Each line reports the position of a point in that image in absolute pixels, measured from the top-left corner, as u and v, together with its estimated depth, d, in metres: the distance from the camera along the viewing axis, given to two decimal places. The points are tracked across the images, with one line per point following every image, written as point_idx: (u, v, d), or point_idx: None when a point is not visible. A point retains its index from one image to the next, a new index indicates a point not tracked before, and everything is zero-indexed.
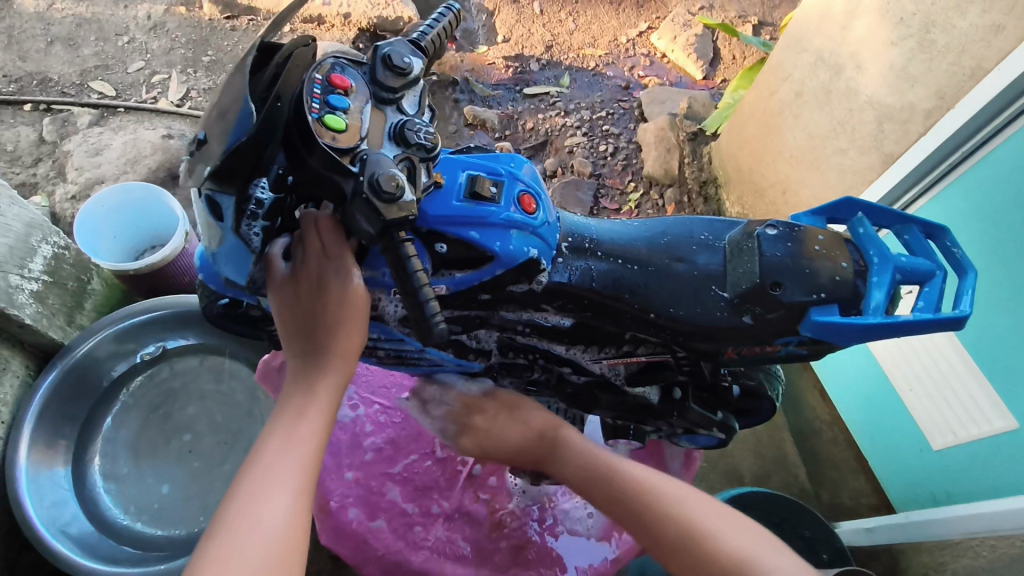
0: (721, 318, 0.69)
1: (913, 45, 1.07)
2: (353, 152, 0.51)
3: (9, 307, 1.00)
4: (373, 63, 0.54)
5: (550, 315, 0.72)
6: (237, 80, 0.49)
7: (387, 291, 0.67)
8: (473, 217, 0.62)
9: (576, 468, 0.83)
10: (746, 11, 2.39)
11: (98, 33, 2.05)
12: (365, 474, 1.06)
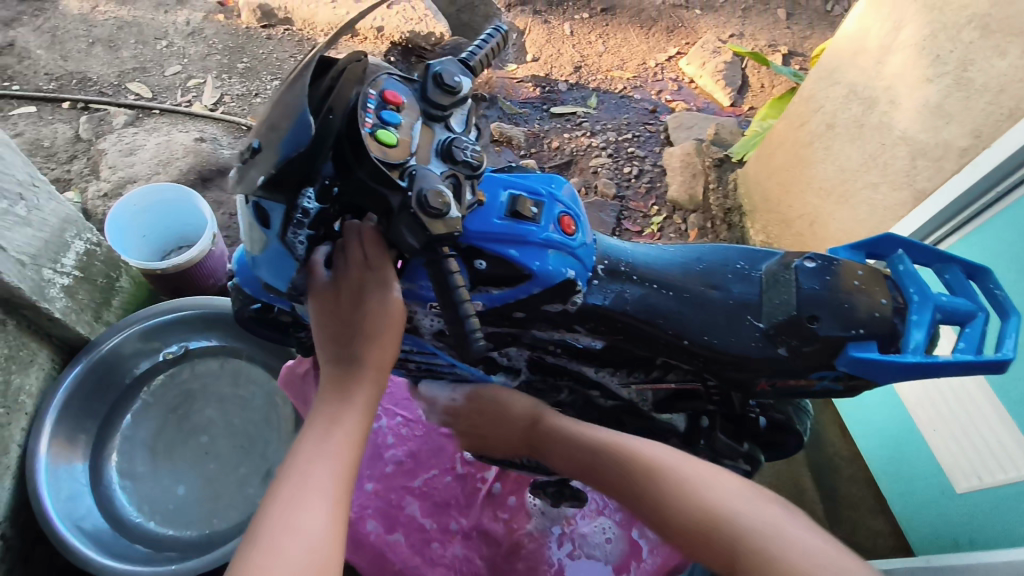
0: (754, 347, 0.70)
1: (949, 82, 1.07)
2: (402, 167, 0.51)
3: (41, 300, 1.02)
4: (424, 81, 0.55)
5: (581, 336, 0.73)
6: (296, 90, 0.50)
7: (422, 304, 0.68)
8: (512, 235, 0.62)
9: (562, 449, 0.80)
10: (776, 40, 2.40)
11: (138, 36, 2.10)
12: (385, 486, 1.07)
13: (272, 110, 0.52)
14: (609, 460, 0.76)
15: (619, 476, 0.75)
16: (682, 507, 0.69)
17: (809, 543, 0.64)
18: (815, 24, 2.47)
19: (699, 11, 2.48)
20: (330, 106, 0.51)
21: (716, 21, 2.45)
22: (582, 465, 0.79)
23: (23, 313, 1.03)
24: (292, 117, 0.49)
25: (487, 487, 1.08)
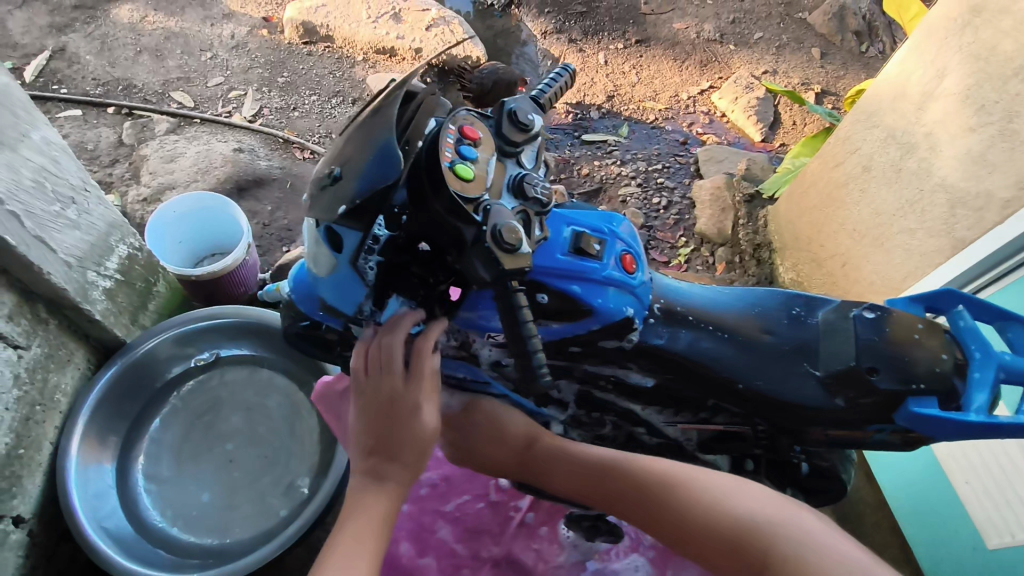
0: (812, 397, 0.72)
1: (994, 132, 1.07)
2: (476, 201, 0.52)
3: (84, 302, 1.04)
4: (499, 118, 0.56)
5: (633, 374, 0.76)
6: (382, 118, 0.51)
7: (482, 333, 0.72)
8: (576, 271, 0.63)
9: (564, 471, 0.84)
10: (809, 79, 2.41)
11: (184, 47, 2.16)
12: (419, 508, 1.08)
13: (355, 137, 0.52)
14: (611, 476, 0.81)
15: (634, 495, 0.79)
16: (704, 514, 0.74)
17: (841, 549, 0.68)
18: (849, 64, 2.48)
19: (733, 47, 2.51)
20: (408, 138, 0.53)
21: (750, 57, 2.47)
22: (583, 485, 0.83)
23: (65, 313, 1.05)
24: (381, 148, 0.50)
25: (521, 516, 1.07)
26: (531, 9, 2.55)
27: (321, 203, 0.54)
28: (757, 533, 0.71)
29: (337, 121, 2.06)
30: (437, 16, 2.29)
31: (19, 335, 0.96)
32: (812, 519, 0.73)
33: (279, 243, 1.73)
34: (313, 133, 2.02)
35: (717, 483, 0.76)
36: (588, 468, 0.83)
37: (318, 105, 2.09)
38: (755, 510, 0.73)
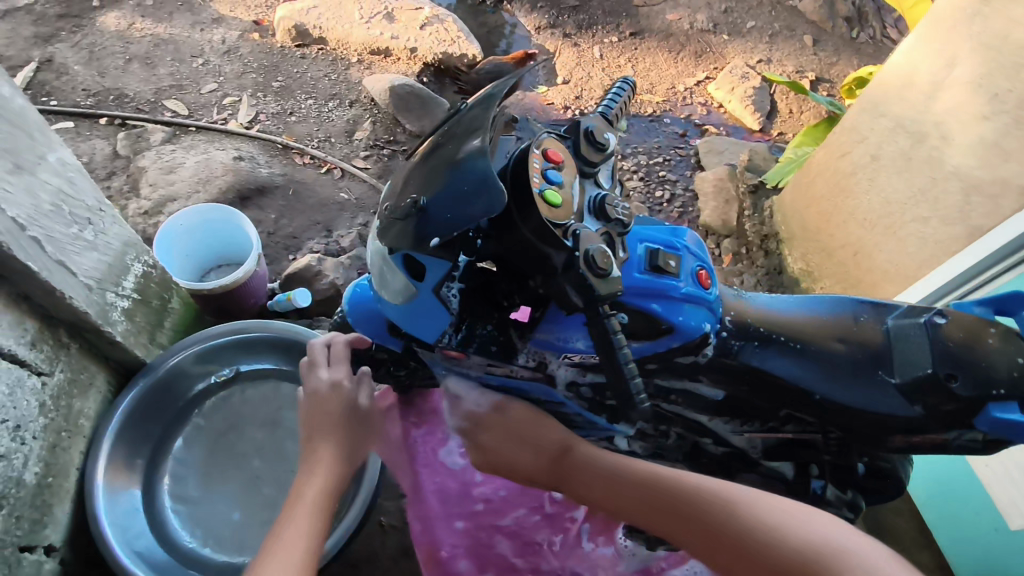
0: (899, 409, 0.75)
1: (1009, 120, 1.08)
2: (565, 226, 0.51)
3: (104, 324, 1.02)
4: (577, 138, 0.58)
5: (702, 386, 0.78)
6: (477, 151, 0.53)
7: (555, 354, 0.71)
8: (655, 289, 0.66)
9: (603, 487, 0.81)
10: (803, 66, 2.42)
11: (174, 54, 2.12)
12: (474, 524, 1.06)
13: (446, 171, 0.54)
14: (661, 496, 0.77)
15: (673, 517, 0.75)
16: (762, 541, 0.69)
17: None
18: (841, 50, 2.49)
19: (727, 36, 2.51)
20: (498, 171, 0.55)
21: (744, 47, 2.47)
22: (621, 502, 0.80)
23: (85, 337, 1.03)
24: (477, 178, 0.52)
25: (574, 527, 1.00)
26: (523, 4, 2.54)
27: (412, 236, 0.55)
28: (826, 557, 0.65)
29: (335, 124, 2.03)
30: (431, 14, 2.28)
31: (42, 362, 0.94)
32: (886, 552, 0.66)
33: (285, 251, 1.71)
34: (311, 137, 1.99)
35: (757, 505, 0.72)
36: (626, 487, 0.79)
37: (315, 109, 2.06)
38: (827, 535, 0.67)
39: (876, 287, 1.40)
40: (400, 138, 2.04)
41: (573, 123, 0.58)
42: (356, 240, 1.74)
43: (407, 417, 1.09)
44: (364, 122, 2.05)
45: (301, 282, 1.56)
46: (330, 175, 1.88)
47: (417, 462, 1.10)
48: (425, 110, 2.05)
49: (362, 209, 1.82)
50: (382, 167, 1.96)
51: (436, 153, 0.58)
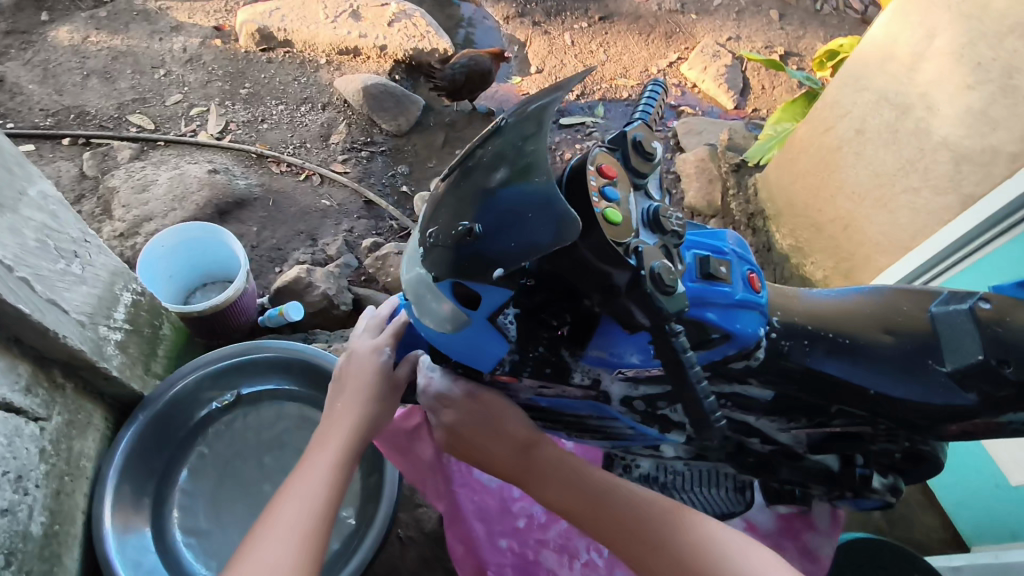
0: (960, 402, 0.60)
1: (994, 89, 1.09)
2: (627, 244, 0.46)
3: (100, 360, 0.98)
4: (625, 151, 0.53)
5: (751, 388, 0.62)
6: (539, 170, 0.46)
7: (610, 370, 0.61)
8: (708, 297, 0.55)
9: (560, 487, 0.71)
10: (772, 41, 2.43)
11: (135, 66, 2.05)
12: (520, 542, 0.93)
13: (499, 192, 0.47)
14: (619, 509, 0.68)
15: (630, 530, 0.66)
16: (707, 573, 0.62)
17: None
18: (807, 23, 2.51)
19: (695, 16, 2.50)
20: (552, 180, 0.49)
21: (713, 25, 2.47)
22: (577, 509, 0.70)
23: (80, 374, 0.99)
24: (540, 201, 0.45)
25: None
26: None
27: (465, 268, 0.47)
28: None
29: (309, 129, 1.98)
30: (398, 10, 2.25)
31: (38, 407, 0.90)
32: None
33: (270, 264, 1.66)
34: (286, 144, 1.93)
35: (756, 549, 0.62)
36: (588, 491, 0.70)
37: (286, 115, 2.01)
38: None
39: (869, 259, 1.40)
40: (377, 138, 2.01)
41: (620, 131, 0.53)
42: (343, 247, 1.69)
43: (437, 436, 0.97)
44: (339, 124, 2.00)
45: (291, 296, 1.51)
46: (309, 182, 1.83)
47: (452, 483, 0.96)
48: (400, 108, 2.03)
49: (346, 215, 1.78)
50: (362, 170, 1.91)
51: (468, 170, 0.50)
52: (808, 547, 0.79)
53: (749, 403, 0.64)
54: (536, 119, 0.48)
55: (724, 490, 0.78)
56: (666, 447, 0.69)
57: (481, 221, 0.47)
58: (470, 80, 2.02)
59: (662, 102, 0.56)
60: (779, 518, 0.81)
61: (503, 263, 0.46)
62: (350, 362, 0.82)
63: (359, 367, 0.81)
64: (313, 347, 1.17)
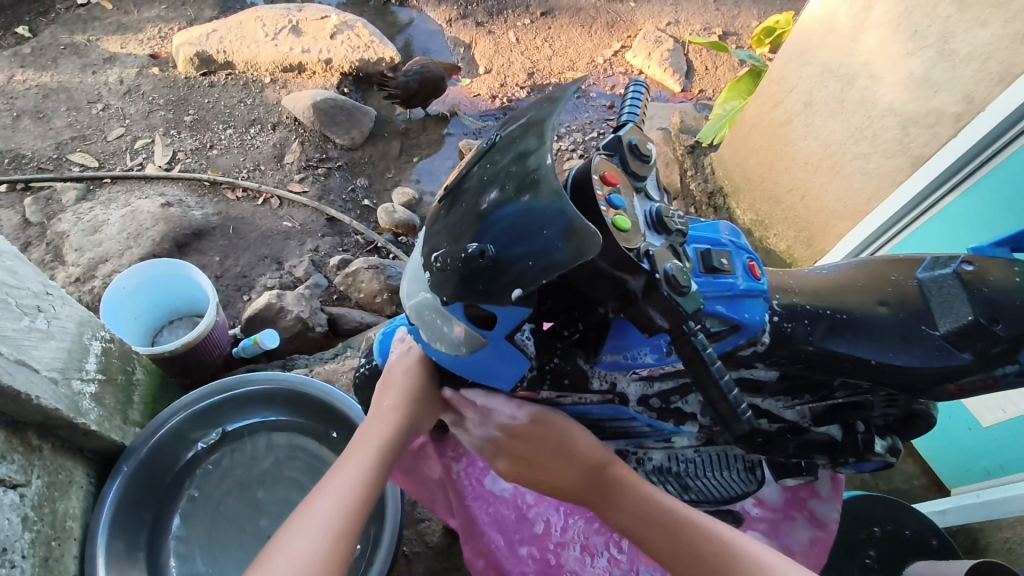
0: (955, 361, 0.56)
1: (933, 54, 1.11)
2: (638, 248, 0.47)
3: (77, 415, 0.94)
4: (622, 154, 0.53)
5: (756, 371, 0.61)
6: (543, 185, 0.45)
7: (626, 371, 0.61)
8: (717, 290, 0.54)
9: (628, 512, 0.62)
10: (710, 23, 2.47)
11: (69, 103, 1.97)
12: (540, 548, 0.81)
13: (513, 211, 0.46)
14: (685, 538, 0.58)
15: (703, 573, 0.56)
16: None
17: None
18: (741, 2, 2.56)
19: (634, 4, 2.53)
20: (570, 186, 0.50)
21: (652, 11, 2.50)
22: (642, 539, 0.61)
23: (56, 433, 0.95)
24: (555, 216, 0.44)
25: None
26: None
27: (484, 292, 0.47)
28: None
29: (261, 151, 1.93)
30: (339, 22, 2.20)
31: (16, 473, 0.85)
32: None
33: (238, 293, 1.61)
34: (239, 169, 1.88)
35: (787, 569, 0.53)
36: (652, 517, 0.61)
37: (236, 138, 1.96)
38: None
39: (828, 227, 1.43)
40: (332, 153, 1.97)
41: (614, 136, 0.54)
42: (310, 267, 1.66)
43: (445, 452, 0.88)
44: (292, 143, 1.96)
45: (264, 323, 1.46)
46: (268, 205, 1.79)
47: (463, 498, 0.84)
48: (353, 121, 2.01)
49: (309, 234, 1.75)
50: (321, 188, 1.88)
51: (474, 194, 0.51)
52: (816, 515, 0.78)
53: (758, 386, 0.63)
54: (538, 132, 0.48)
55: (736, 472, 0.75)
56: (681, 439, 0.71)
57: (493, 241, 0.46)
58: (424, 87, 2.02)
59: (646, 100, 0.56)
60: (784, 490, 0.81)
61: (519, 282, 0.45)
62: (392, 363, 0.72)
63: (408, 365, 0.71)
64: (296, 374, 1.13)
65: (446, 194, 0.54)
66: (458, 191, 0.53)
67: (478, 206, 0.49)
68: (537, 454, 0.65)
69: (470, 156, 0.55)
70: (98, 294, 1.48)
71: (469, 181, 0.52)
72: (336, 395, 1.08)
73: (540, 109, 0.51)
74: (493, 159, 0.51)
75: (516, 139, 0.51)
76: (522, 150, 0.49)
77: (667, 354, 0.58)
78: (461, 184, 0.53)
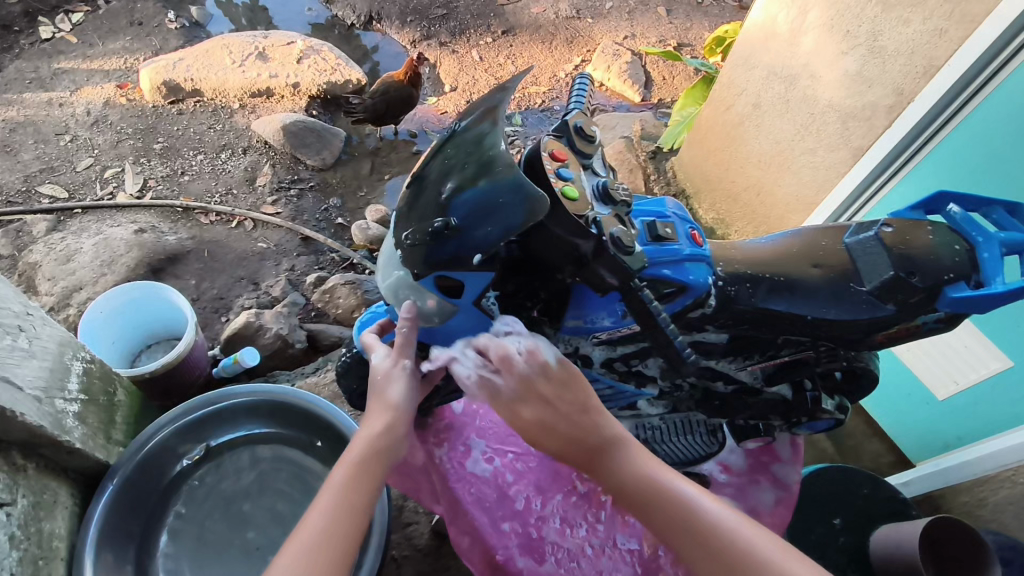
0: (878, 311, 0.64)
1: (864, 52, 1.17)
2: (586, 216, 0.52)
3: (61, 433, 0.95)
4: (569, 137, 0.58)
5: (707, 334, 0.66)
6: (499, 163, 0.50)
7: (587, 338, 0.66)
8: (663, 256, 0.59)
9: (628, 480, 0.59)
10: (664, 35, 2.57)
11: (36, 136, 1.98)
12: (522, 523, 0.85)
13: (472, 187, 0.51)
14: (683, 515, 0.56)
15: (701, 555, 0.54)
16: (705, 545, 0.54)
17: None
18: (692, 15, 2.67)
19: (591, 20, 2.62)
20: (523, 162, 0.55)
21: (609, 27, 2.59)
22: (643, 508, 0.58)
23: (40, 453, 0.95)
24: (510, 189, 0.49)
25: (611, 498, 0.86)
26: (393, 21, 2.57)
27: (451, 260, 0.53)
28: None
29: (232, 175, 1.96)
30: (304, 47, 2.25)
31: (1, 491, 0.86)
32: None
33: (215, 314, 1.62)
34: (211, 194, 1.90)
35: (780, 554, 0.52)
36: (653, 489, 0.58)
37: (207, 164, 1.98)
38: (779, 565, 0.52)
39: (783, 219, 1.49)
40: (303, 175, 2.01)
41: (562, 121, 0.59)
42: (287, 286, 1.68)
43: (427, 439, 0.90)
44: (263, 166, 1.98)
45: (243, 342, 1.48)
46: (242, 228, 1.81)
47: (447, 480, 0.87)
48: (323, 142, 2.05)
49: (284, 254, 1.77)
50: (294, 209, 1.91)
51: (434, 180, 0.55)
52: (778, 478, 0.84)
53: (709, 349, 0.68)
54: (492, 119, 0.54)
55: (699, 436, 0.83)
56: (643, 403, 0.75)
57: (454, 214, 0.52)
58: (391, 106, 2.07)
59: (590, 93, 0.63)
60: (749, 456, 0.86)
61: (480, 250, 0.51)
62: (373, 379, 0.70)
63: (383, 378, 0.69)
64: (281, 384, 1.16)
65: (410, 182, 0.58)
66: (420, 180, 0.57)
67: (440, 187, 0.54)
68: (540, 399, 0.60)
69: (431, 145, 0.60)
70: (74, 322, 1.48)
71: (430, 168, 0.56)
72: (318, 403, 1.10)
73: (494, 97, 0.56)
74: (452, 147, 0.55)
75: (467, 126, 0.55)
76: (478, 134, 0.54)
77: (624, 316, 0.62)
78: (422, 172, 0.57)
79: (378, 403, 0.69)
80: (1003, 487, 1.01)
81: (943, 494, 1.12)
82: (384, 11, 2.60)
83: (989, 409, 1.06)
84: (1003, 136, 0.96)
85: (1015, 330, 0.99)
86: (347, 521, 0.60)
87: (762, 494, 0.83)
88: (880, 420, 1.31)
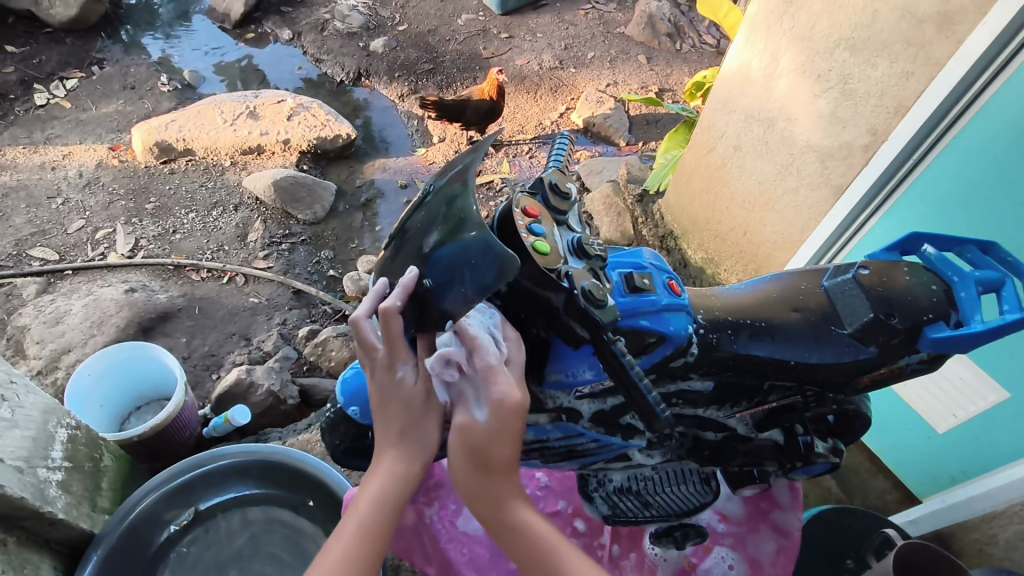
0: (856, 356, 0.64)
1: (837, 94, 1.20)
2: (558, 270, 0.54)
3: (43, 503, 0.93)
4: (545, 193, 0.60)
5: (693, 382, 0.66)
6: (471, 223, 0.52)
7: (567, 392, 0.66)
8: (641, 306, 0.60)
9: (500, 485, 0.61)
10: (646, 81, 2.64)
11: (29, 200, 2.00)
12: None
13: (452, 249, 0.52)
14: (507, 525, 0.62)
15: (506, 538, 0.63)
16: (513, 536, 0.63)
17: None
18: (672, 62, 2.74)
19: (574, 69, 2.69)
20: (493, 225, 0.57)
21: (592, 75, 2.66)
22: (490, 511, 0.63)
23: (21, 526, 0.93)
24: (479, 250, 0.50)
25: (608, 553, 0.84)
26: (381, 77, 2.65)
27: (427, 317, 0.55)
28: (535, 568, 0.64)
29: (224, 232, 1.97)
30: (295, 104, 2.29)
31: None
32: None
33: (206, 371, 1.61)
34: (203, 251, 1.91)
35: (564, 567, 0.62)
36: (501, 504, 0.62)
37: (199, 222, 2.00)
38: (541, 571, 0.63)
39: (770, 257, 1.50)
40: (295, 229, 2.02)
41: (538, 178, 0.61)
42: (279, 340, 1.67)
43: (416, 499, 0.89)
44: (254, 222, 2.00)
45: (233, 400, 1.46)
46: (233, 283, 1.82)
47: (438, 541, 0.85)
48: (314, 196, 2.08)
49: (276, 308, 1.77)
50: (285, 263, 1.92)
51: (417, 236, 0.57)
52: (778, 524, 0.86)
53: (696, 398, 0.68)
54: (463, 180, 0.56)
55: (693, 485, 0.80)
56: (636, 454, 0.73)
57: (434, 275, 0.53)
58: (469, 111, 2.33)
59: (570, 151, 0.64)
60: (747, 504, 0.88)
61: (451, 315, 0.52)
62: (396, 397, 0.60)
63: (409, 399, 0.60)
64: (270, 443, 1.14)
65: (395, 236, 0.61)
66: (402, 235, 0.60)
67: (424, 244, 0.56)
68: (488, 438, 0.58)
69: (415, 202, 0.62)
70: (62, 385, 1.46)
71: (412, 224, 0.59)
72: (313, 463, 1.09)
73: (466, 160, 0.59)
74: (430, 206, 0.58)
75: (450, 184, 0.57)
76: (457, 193, 0.55)
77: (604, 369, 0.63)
78: (404, 228, 0.60)
79: (407, 437, 0.62)
80: (1012, 522, 0.99)
81: (952, 532, 1.09)
82: (372, 67, 2.67)
83: (990, 443, 1.05)
84: (980, 172, 0.97)
85: (1009, 360, 0.99)
86: (370, 544, 0.61)
87: (764, 541, 0.85)
88: (881, 457, 1.29)
